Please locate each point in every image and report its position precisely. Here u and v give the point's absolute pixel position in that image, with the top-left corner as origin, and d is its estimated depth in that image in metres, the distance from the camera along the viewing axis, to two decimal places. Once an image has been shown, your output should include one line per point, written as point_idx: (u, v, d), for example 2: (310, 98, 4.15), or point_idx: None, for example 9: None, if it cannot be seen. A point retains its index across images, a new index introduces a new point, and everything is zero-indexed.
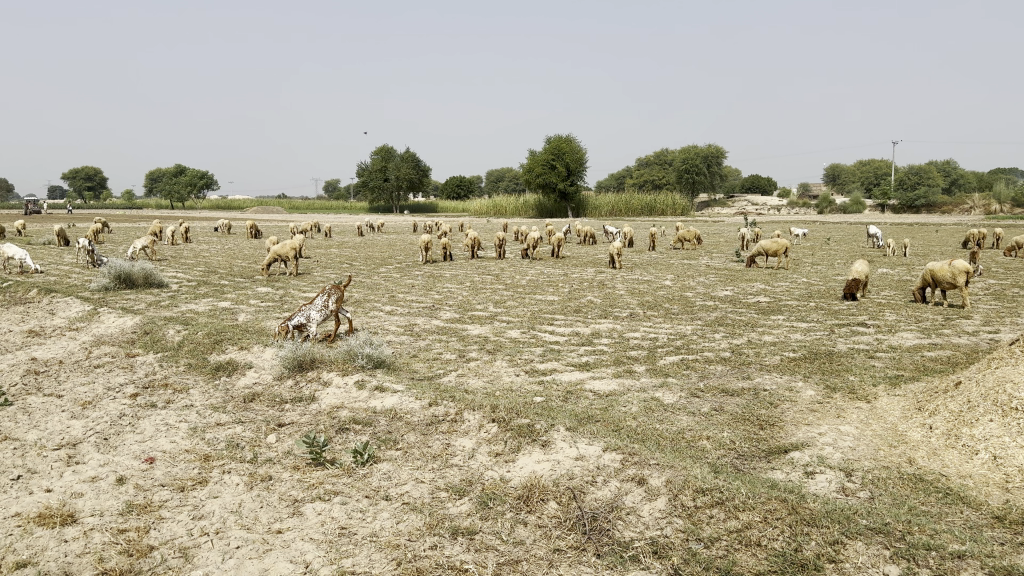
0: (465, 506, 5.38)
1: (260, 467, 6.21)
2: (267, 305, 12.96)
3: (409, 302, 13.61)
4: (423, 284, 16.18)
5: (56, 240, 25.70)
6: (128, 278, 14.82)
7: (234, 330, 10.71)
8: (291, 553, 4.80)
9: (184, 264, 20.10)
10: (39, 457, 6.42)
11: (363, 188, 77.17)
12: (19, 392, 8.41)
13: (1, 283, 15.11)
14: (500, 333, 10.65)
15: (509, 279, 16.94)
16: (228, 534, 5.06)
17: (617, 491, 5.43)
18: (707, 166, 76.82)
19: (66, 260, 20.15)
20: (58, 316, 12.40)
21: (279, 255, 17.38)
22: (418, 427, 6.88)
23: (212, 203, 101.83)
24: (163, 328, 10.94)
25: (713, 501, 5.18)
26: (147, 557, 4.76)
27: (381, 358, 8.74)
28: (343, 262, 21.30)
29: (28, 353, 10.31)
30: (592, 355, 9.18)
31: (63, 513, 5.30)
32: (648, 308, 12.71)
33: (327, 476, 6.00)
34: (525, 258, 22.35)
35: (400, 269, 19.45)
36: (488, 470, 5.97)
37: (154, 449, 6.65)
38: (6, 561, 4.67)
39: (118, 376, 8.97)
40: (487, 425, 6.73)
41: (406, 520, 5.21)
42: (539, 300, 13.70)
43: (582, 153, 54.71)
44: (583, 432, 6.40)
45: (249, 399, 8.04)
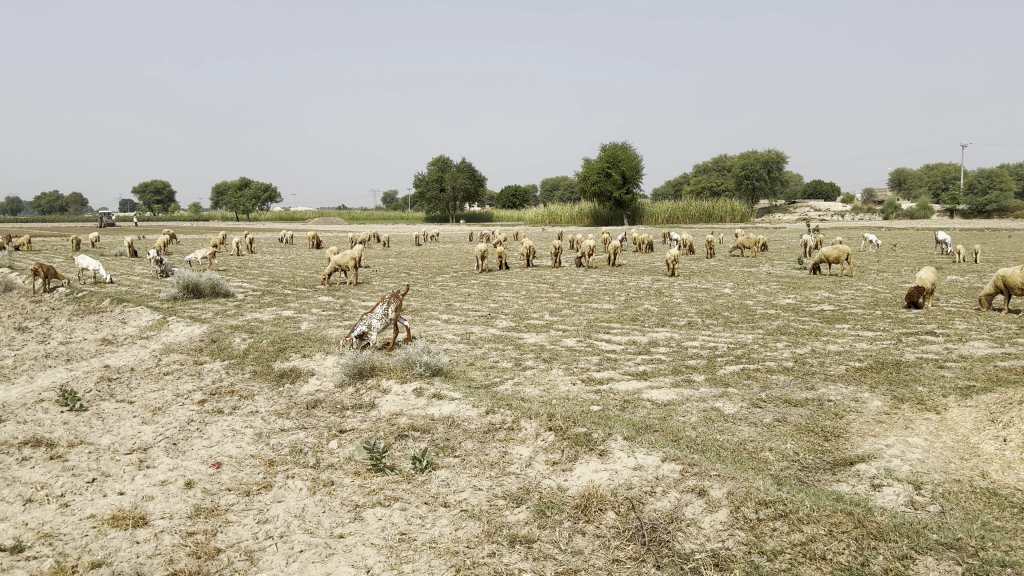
0: (523, 514, 5.38)
1: (321, 473, 6.32)
2: (329, 314, 13.21)
3: (466, 311, 13.71)
4: (480, 293, 16.29)
5: (126, 251, 26.64)
6: (196, 288, 15.30)
7: (297, 338, 10.95)
8: (353, 558, 4.87)
9: (247, 274, 20.64)
10: (112, 461, 6.65)
11: (420, 200, 78.10)
12: (93, 399, 8.72)
13: (77, 293, 15.73)
14: (556, 341, 10.64)
15: (565, 287, 16.92)
16: (292, 538, 5.16)
17: (676, 502, 5.36)
18: (767, 171, 75.44)
19: (137, 270, 20.88)
20: (130, 325, 12.84)
21: (339, 265, 17.72)
22: (475, 434, 6.91)
23: (274, 214, 104.76)
24: (229, 336, 11.24)
25: (776, 513, 5.07)
26: (215, 559, 4.88)
27: (438, 366, 8.83)
28: (402, 271, 21.59)
29: (102, 360, 10.72)
30: (649, 364, 9.10)
31: (135, 515, 5.48)
32: (707, 316, 12.55)
33: (387, 482, 6.07)
34: (581, 266, 22.29)
35: (457, 278, 19.59)
36: (545, 478, 5.96)
37: (222, 454, 6.83)
38: (82, 560, 4.84)
39: (186, 383, 9.24)
40: (544, 434, 6.73)
41: (464, 527, 5.24)
42: (595, 309, 13.65)
43: (638, 161, 54.34)
44: (642, 442, 6.34)
45: (312, 405, 8.20)
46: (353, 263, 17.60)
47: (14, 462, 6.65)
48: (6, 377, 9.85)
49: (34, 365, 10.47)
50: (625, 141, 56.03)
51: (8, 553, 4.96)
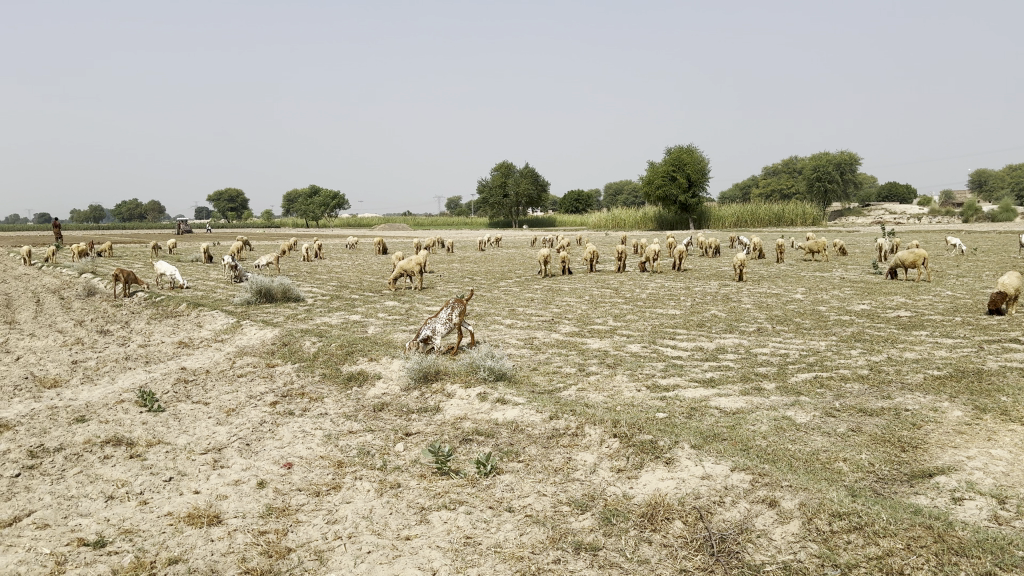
0: (588, 521, 5.34)
1: (388, 475, 6.40)
2: (395, 318, 13.40)
3: (529, 316, 13.72)
4: (544, 297, 16.30)
5: (202, 257, 27.56)
6: (268, 293, 15.69)
7: (364, 341, 11.13)
8: (419, 560, 4.90)
9: (316, 279, 21.10)
10: (188, 460, 6.87)
11: (484, 205, 78.66)
12: (171, 400, 9.03)
13: (155, 298, 16.33)
14: (621, 347, 10.53)
15: (629, 292, 16.78)
16: (360, 539, 5.23)
17: (746, 513, 5.24)
18: (839, 173, 73.37)
19: (212, 276, 21.56)
20: (205, 328, 13.26)
21: (405, 270, 17.95)
22: (540, 440, 6.90)
23: (343, 220, 107.37)
24: (300, 340, 11.50)
25: (851, 526, 4.91)
26: (286, 559, 4.98)
27: (502, 370, 8.84)
28: (466, 276, 21.79)
29: (179, 363, 11.07)
30: (717, 371, 8.93)
31: (210, 513, 5.64)
32: (777, 322, 12.25)
33: (453, 485, 6.11)
34: (645, 271, 22.06)
35: (520, 284, 19.61)
36: (610, 486, 5.90)
37: (292, 455, 6.98)
38: (159, 556, 5.01)
39: (259, 385, 9.48)
40: (609, 440, 6.67)
41: (529, 533, 5.22)
42: (661, 314, 13.49)
43: (704, 163, 53.59)
44: (710, 450, 6.22)
45: (378, 408, 8.31)
46: (418, 268, 17.76)
47: (97, 460, 6.93)
48: (90, 378, 10.28)
49: (115, 367, 10.89)
50: (690, 144, 55.35)
51: (92, 547, 5.16)
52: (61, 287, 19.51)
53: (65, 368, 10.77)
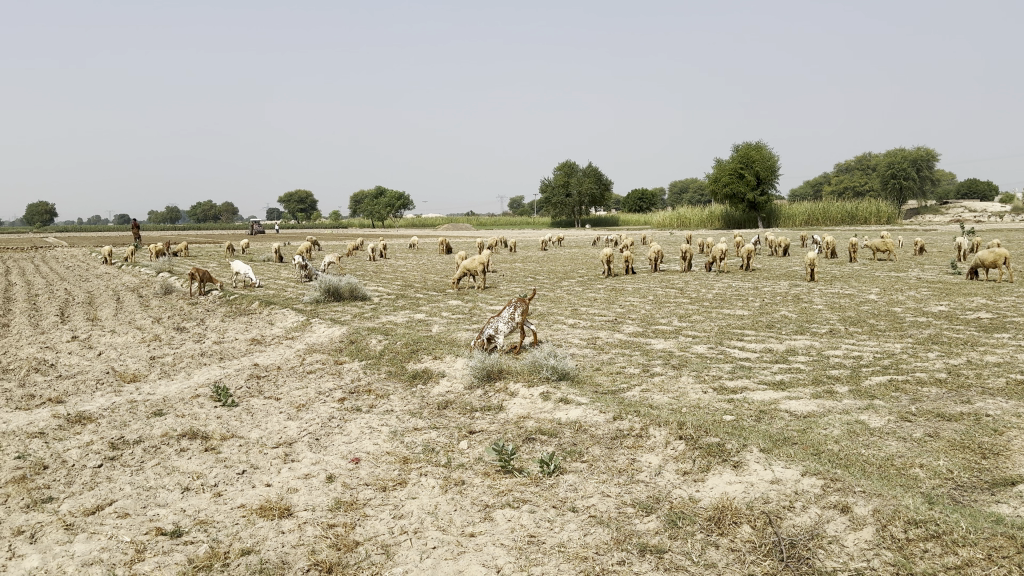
0: (653, 523, 5.29)
1: (453, 472, 6.46)
2: (459, 317, 13.52)
3: (593, 315, 13.66)
4: (606, 297, 16.22)
5: (273, 257, 28.32)
6: (336, 291, 16.01)
7: (429, 340, 11.25)
8: (483, 557, 4.95)
9: (382, 278, 21.44)
10: (261, 454, 7.07)
11: (547, 205, 78.70)
12: (244, 395, 9.31)
13: (229, 296, 16.87)
14: (686, 348, 10.40)
15: (695, 292, 16.56)
16: (425, 535, 5.30)
17: (817, 519, 5.11)
18: (915, 169, 70.87)
19: (282, 275, 22.13)
20: (276, 326, 13.63)
21: (468, 270, 18.08)
22: (603, 440, 6.87)
23: (408, 220, 109.00)
24: (366, 338, 11.70)
25: (928, 534, 4.75)
26: (353, 551, 5.08)
27: (565, 370, 8.83)
28: (529, 275, 21.83)
29: (251, 359, 11.40)
30: (787, 373, 8.75)
31: (281, 506, 5.80)
32: (850, 324, 11.90)
33: (516, 483, 6.14)
34: (711, 270, 21.67)
35: (583, 283, 19.51)
36: (676, 488, 5.84)
37: (360, 450, 7.12)
38: (233, 547, 5.17)
39: (328, 382, 9.69)
40: (673, 442, 6.60)
41: (593, 533, 5.21)
42: (727, 314, 13.29)
43: (773, 160, 52.41)
44: (779, 455, 6.09)
45: (443, 406, 8.40)
46: (481, 267, 17.82)
47: (174, 452, 7.18)
48: (167, 373, 10.67)
49: (191, 363, 11.27)
50: (759, 141, 54.20)
51: (170, 536, 5.36)
52: (141, 286, 20.31)
53: (144, 364, 11.21)
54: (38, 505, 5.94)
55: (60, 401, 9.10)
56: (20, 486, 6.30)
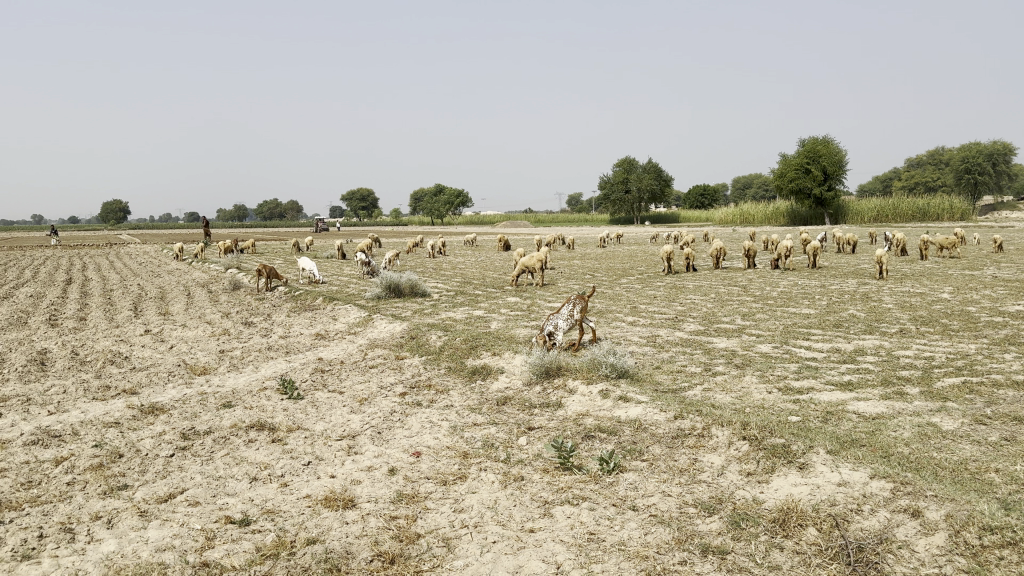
0: (716, 524, 5.23)
1: (512, 468, 6.49)
2: (517, 314, 13.55)
3: (652, 313, 13.56)
4: (667, 295, 16.06)
5: (336, 253, 28.86)
6: (397, 288, 16.23)
7: (488, 336, 11.31)
8: (543, 553, 4.96)
9: (442, 275, 21.64)
10: (325, 446, 7.23)
11: (606, 202, 78.27)
12: (309, 388, 9.53)
13: (294, 292, 17.25)
14: (750, 347, 10.23)
15: (758, 290, 16.27)
16: (485, 529, 5.34)
17: (886, 523, 4.98)
18: (990, 164, 68.27)
19: (345, 271, 22.52)
20: (339, 321, 13.90)
21: (527, 267, 18.10)
22: (664, 439, 6.81)
23: (467, 217, 109.68)
24: (427, 334, 11.83)
25: (1004, 541, 4.58)
26: (415, 544, 5.16)
27: (624, 368, 8.78)
28: (588, 273, 21.72)
29: (316, 353, 11.65)
30: (855, 374, 8.53)
31: (345, 497, 5.92)
32: (922, 323, 11.53)
33: (575, 481, 6.13)
34: (776, 268, 21.14)
35: (643, 281, 19.35)
36: (739, 489, 5.76)
37: (420, 444, 7.21)
38: (299, 536, 5.30)
39: (389, 376, 9.84)
40: (737, 442, 6.51)
41: (653, 532, 5.18)
42: (792, 313, 13.01)
43: (841, 155, 51.00)
44: (847, 457, 5.95)
45: (502, 402, 8.45)
46: (540, 265, 17.82)
47: (242, 443, 7.40)
48: (235, 366, 10.98)
49: (258, 357, 11.57)
50: (825, 135, 52.80)
51: (239, 525, 5.52)
52: (211, 281, 20.93)
53: (213, 357, 11.55)
54: (114, 492, 6.20)
55: (135, 392, 9.46)
56: (98, 474, 6.57)
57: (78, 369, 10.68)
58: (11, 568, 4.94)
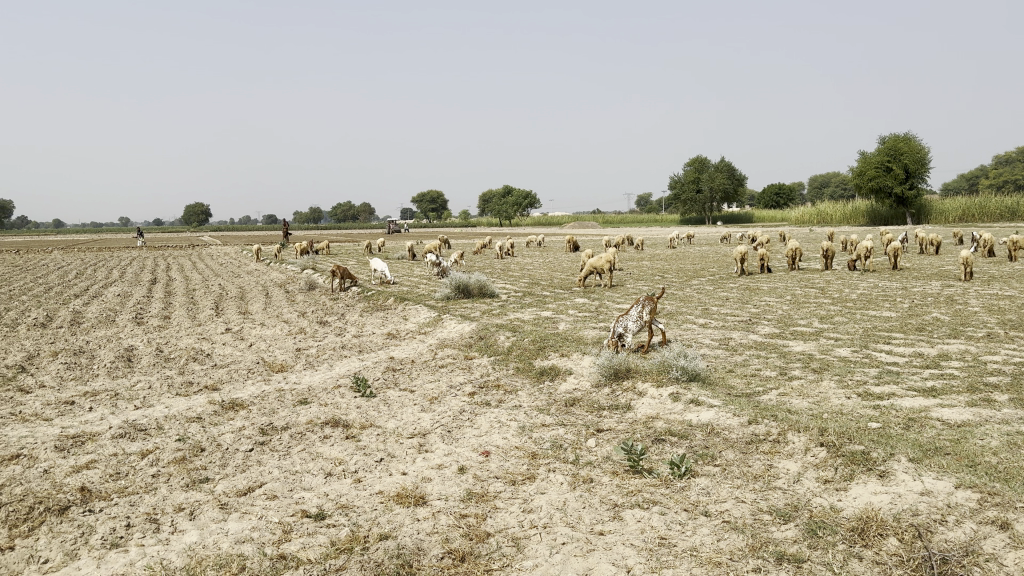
0: (791, 532, 5.11)
1: (581, 470, 6.48)
2: (585, 315, 13.51)
3: (725, 315, 13.32)
4: (740, 296, 15.76)
5: (407, 255, 29.26)
6: (466, 289, 16.37)
7: (557, 337, 11.32)
8: (613, 556, 4.94)
9: (511, 276, 21.70)
10: (397, 443, 7.35)
11: (677, 202, 77.41)
12: (381, 386, 9.70)
13: (366, 292, 17.58)
14: (828, 351, 9.95)
15: (836, 292, 15.81)
16: (555, 530, 5.35)
17: (973, 535, 4.77)
18: None
19: (416, 272, 22.83)
20: (410, 321, 14.10)
21: (595, 268, 18.00)
22: (737, 444, 6.68)
23: (536, 218, 110.11)
24: (496, 334, 11.90)
25: None
26: (485, 542, 5.20)
27: (696, 371, 8.65)
28: (657, 274, 21.51)
29: (387, 352, 11.85)
30: (939, 379, 8.20)
31: (416, 495, 6.01)
32: (1012, 328, 11.00)
33: (646, 484, 6.08)
34: (855, 270, 20.53)
35: (715, 282, 19.06)
36: (816, 497, 5.61)
37: (490, 444, 7.26)
38: (372, 531, 5.41)
39: (459, 376, 9.95)
40: (814, 449, 6.35)
41: (727, 539, 5.09)
42: (872, 316, 12.60)
43: (925, 152, 49.15)
44: (930, 465, 5.74)
45: (570, 403, 8.43)
46: (609, 265, 17.70)
47: (318, 439, 7.59)
48: (311, 364, 11.26)
49: (333, 355, 11.85)
50: (908, 132, 50.96)
51: (314, 519, 5.67)
52: (287, 281, 21.52)
53: (290, 355, 11.89)
54: (197, 485, 6.44)
55: (216, 388, 9.80)
56: (182, 467, 6.84)
57: (163, 365, 11.14)
58: (101, 555, 5.19)
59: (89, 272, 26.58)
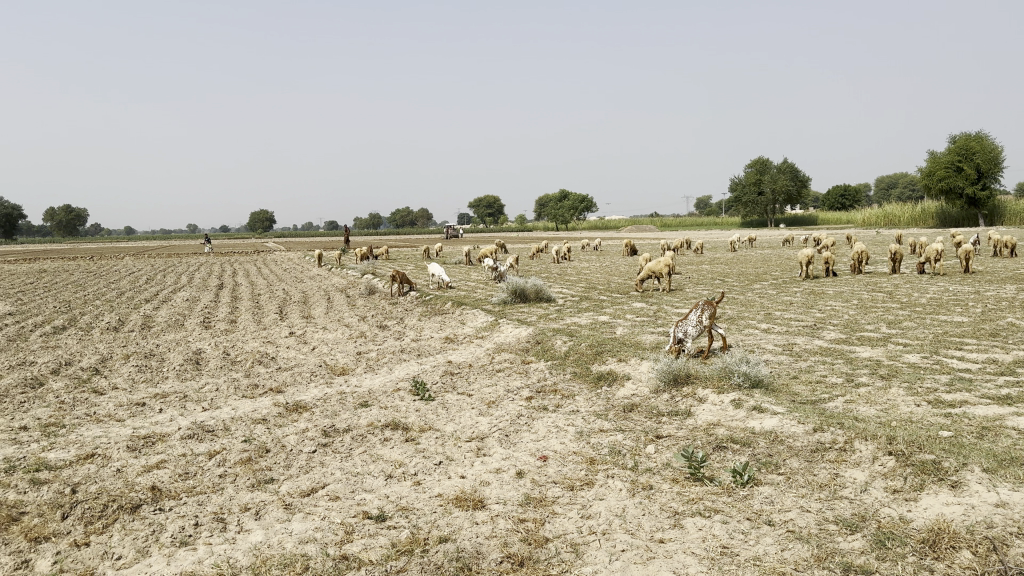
0: (858, 542, 4.98)
1: (640, 476, 6.43)
2: (643, 320, 13.39)
3: (788, 320, 13.04)
4: (803, 301, 15.42)
5: (465, 260, 29.46)
6: (523, 293, 16.41)
7: (615, 342, 11.25)
8: (674, 564, 4.88)
9: (568, 281, 21.66)
10: (455, 447, 7.41)
11: (738, 204, 76.21)
12: (439, 390, 9.79)
13: (425, 297, 17.76)
14: (896, 357, 9.66)
15: (904, 297, 15.33)
16: (614, 537, 5.31)
17: None
18: None
19: (473, 277, 22.97)
20: (468, 325, 14.19)
21: (653, 272, 17.82)
22: (802, 453, 6.54)
23: (592, 222, 109.67)
24: (553, 339, 11.90)
25: None
26: (544, 548, 5.20)
27: (758, 377, 8.50)
28: (717, 278, 21.20)
29: (445, 357, 11.95)
30: (1015, 387, 7.88)
31: (475, 498, 6.05)
32: None
33: (707, 492, 6.00)
34: (923, 273, 19.91)
35: (777, 286, 18.71)
36: (884, 507, 5.45)
37: (548, 448, 7.26)
38: (432, 534, 5.46)
39: (516, 380, 9.96)
40: (882, 458, 6.17)
41: (791, 548, 4.98)
42: (943, 321, 12.17)
43: (999, 151, 47.34)
44: (1006, 476, 5.52)
45: (629, 408, 8.38)
46: (667, 269, 17.51)
47: (378, 441, 7.70)
48: (371, 367, 11.44)
49: (392, 358, 12.01)
50: (981, 131, 49.18)
51: (375, 520, 5.75)
52: (348, 286, 21.90)
53: (351, 358, 12.09)
54: (262, 485, 6.60)
55: (280, 390, 10.03)
56: (248, 468, 7.01)
57: (229, 368, 11.45)
58: (171, 552, 5.36)
59: (160, 278, 27.52)
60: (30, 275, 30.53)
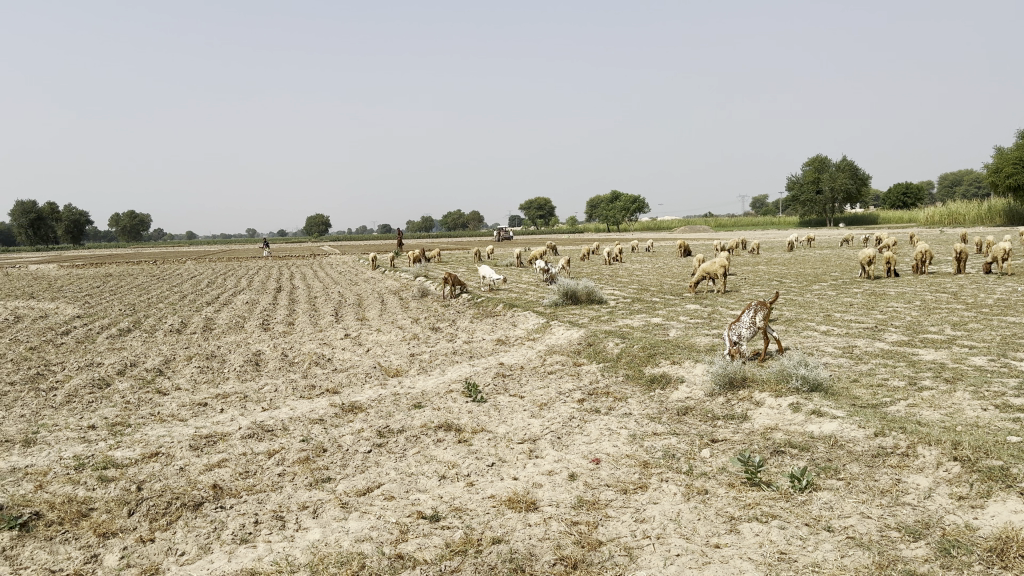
0: (922, 550, 4.84)
1: (695, 480, 6.35)
2: (697, 322, 13.23)
3: (847, 322, 12.74)
4: (863, 302, 15.03)
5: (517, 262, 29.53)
6: (574, 295, 16.35)
7: (668, 344, 11.14)
8: (730, 568, 4.82)
9: (620, 282, 21.53)
10: (508, 448, 7.43)
11: (795, 203, 74.77)
12: (492, 392, 9.83)
13: (477, 299, 17.84)
14: (962, 360, 9.36)
15: (970, 297, 14.83)
16: (668, 541, 5.27)
17: None
18: None
19: (525, 278, 23.01)
20: (519, 327, 14.21)
21: (708, 272, 17.56)
22: (862, 458, 6.38)
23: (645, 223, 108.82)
24: (605, 341, 11.85)
25: None
26: (597, 551, 5.18)
27: (817, 380, 8.30)
28: (773, 279, 20.81)
29: (497, 358, 11.99)
30: None
31: (528, 500, 6.06)
32: None
33: (764, 497, 5.90)
34: (990, 273, 19.24)
35: (836, 287, 18.27)
36: (949, 514, 5.28)
37: (600, 451, 7.22)
38: (485, 535, 5.48)
39: (568, 383, 9.94)
40: (947, 464, 5.99)
41: (851, 555, 4.87)
42: (1013, 323, 11.73)
43: None
44: None
45: (683, 412, 8.28)
46: (721, 270, 17.24)
47: (432, 442, 7.77)
48: (425, 369, 11.54)
49: (445, 360, 12.10)
50: None
51: (429, 520, 5.80)
52: (401, 289, 22.16)
53: (404, 360, 12.23)
54: (319, 484, 6.72)
55: (336, 391, 10.20)
56: (306, 467, 7.15)
57: (286, 369, 11.69)
58: (232, 549, 5.49)
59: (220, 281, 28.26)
60: (99, 278, 31.60)
